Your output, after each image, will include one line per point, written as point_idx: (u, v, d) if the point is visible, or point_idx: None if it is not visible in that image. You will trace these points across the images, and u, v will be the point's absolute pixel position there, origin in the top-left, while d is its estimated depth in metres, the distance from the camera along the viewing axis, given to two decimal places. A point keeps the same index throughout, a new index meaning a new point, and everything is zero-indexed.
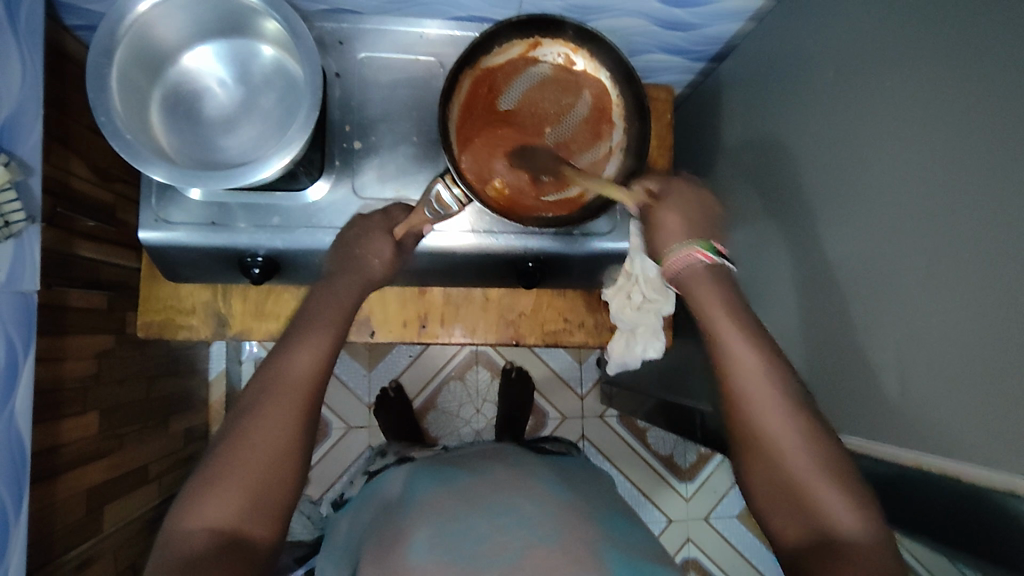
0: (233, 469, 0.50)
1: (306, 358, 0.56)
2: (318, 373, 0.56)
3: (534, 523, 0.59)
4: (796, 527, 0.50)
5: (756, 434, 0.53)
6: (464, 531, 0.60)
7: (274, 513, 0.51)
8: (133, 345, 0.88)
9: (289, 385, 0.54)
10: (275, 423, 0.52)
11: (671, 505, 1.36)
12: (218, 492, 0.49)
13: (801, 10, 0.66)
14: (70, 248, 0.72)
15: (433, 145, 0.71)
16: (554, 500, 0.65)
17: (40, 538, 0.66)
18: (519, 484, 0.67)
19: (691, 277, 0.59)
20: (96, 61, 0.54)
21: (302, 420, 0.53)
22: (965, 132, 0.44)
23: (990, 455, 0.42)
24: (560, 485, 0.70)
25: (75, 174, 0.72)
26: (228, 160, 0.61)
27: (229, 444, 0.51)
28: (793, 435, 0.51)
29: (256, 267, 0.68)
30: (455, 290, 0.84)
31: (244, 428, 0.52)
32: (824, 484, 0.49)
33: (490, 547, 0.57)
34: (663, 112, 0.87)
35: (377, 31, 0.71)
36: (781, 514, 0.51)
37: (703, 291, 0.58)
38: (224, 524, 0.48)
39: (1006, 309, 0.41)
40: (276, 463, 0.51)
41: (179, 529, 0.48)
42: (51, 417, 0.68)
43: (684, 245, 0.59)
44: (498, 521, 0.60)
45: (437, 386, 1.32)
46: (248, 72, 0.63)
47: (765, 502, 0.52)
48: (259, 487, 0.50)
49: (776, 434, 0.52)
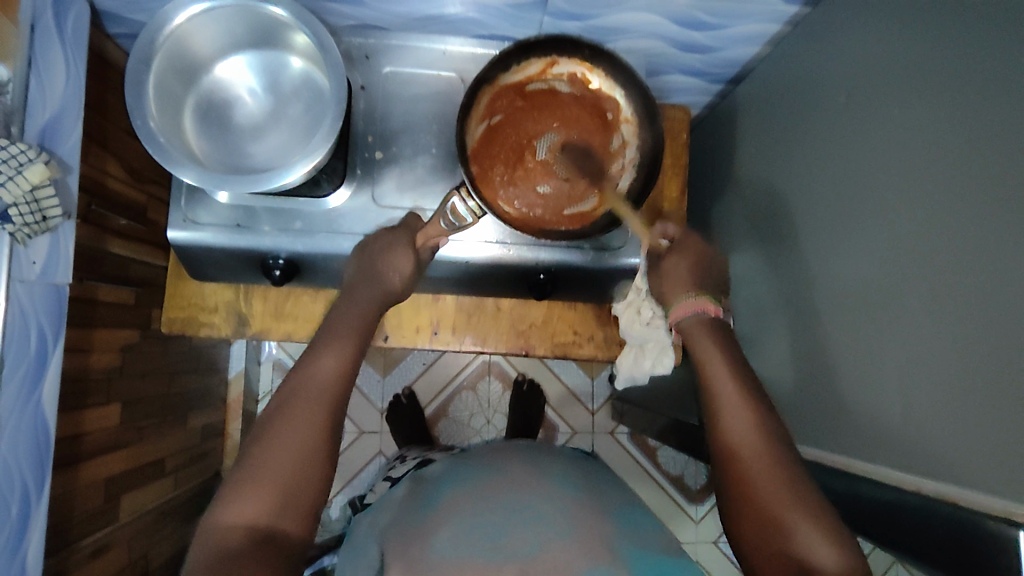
0: (270, 466, 0.51)
1: (332, 364, 0.57)
2: (344, 374, 0.58)
3: (553, 520, 0.59)
4: (751, 516, 0.52)
5: (735, 461, 0.55)
6: (484, 525, 0.59)
7: (307, 511, 0.51)
8: (156, 340, 0.91)
9: (321, 388, 0.56)
10: (307, 421, 0.53)
11: (681, 527, 1.35)
12: (252, 490, 0.49)
13: (815, 36, 0.67)
14: (103, 244, 0.75)
15: (451, 157, 0.73)
16: (570, 497, 0.63)
17: (59, 522, 0.68)
18: (527, 481, 0.65)
19: (691, 325, 0.65)
20: (135, 68, 0.57)
21: (329, 422, 0.55)
22: (979, 161, 0.45)
23: (1000, 482, 0.43)
24: (569, 480, 0.67)
25: (110, 173, 0.75)
26: (256, 165, 0.64)
27: (263, 445, 0.52)
28: (775, 479, 0.52)
29: (277, 269, 0.72)
30: (467, 299, 0.86)
31: (277, 430, 0.53)
32: (795, 515, 0.50)
33: (509, 542, 0.56)
34: (680, 132, 0.88)
35: (402, 47, 0.73)
36: (760, 537, 0.51)
37: (703, 347, 0.63)
38: (260, 521, 0.49)
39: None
40: (309, 464, 0.52)
41: (216, 528, 0.48)
42: (76, 405, 0.71)
43: (697, 297, 0.66)
44: (511, 518, 0.59)
45: (449, 395, 1.33)
46: (278, 83, 0.66)
47: (749, 540, 0.52)
48: (293, 487, 0.51)
49: (749, 455, 0.55)
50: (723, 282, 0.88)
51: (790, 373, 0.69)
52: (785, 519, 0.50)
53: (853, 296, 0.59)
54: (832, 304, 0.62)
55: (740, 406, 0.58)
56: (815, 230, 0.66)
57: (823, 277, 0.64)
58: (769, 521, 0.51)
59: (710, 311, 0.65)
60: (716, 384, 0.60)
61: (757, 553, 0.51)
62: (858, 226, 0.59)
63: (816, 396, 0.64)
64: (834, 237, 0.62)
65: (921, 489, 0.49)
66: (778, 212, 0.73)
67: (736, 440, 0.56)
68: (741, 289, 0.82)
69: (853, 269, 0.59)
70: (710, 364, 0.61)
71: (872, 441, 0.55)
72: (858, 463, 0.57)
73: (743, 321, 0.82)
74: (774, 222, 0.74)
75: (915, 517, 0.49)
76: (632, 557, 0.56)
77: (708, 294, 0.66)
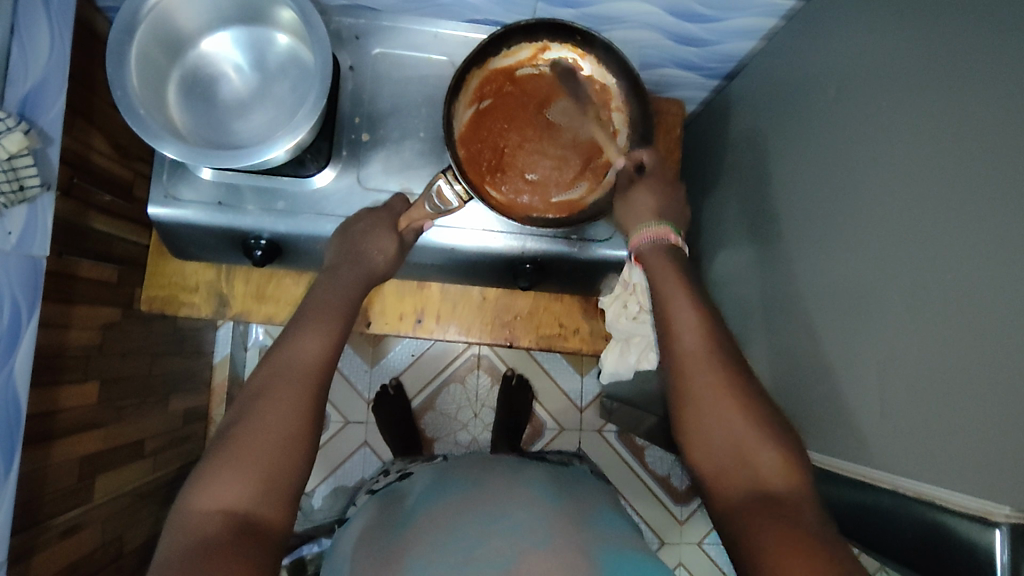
0: (249, 449, 0.49)
1: (316, 344, 0.55)
2: (327, 356, 0.56)
3: (525, 530, 0.55)
4: (711, 450, 0.51)
5: (694, 397, 0.53)
6: (459, 540, 0.55)
7: (288, 496, 0.50)
8: (138, 320, 0.90)
9: (301, 371, 0.54)
10: (289, 404, 0.52)
11: (665, 528, 1.34)
12: (232, 474, 0.48)
13: (810, 29, 0.66)
14: (85, 219, 0.74)
15: (439, 142, 0.72)
16: (547, 508, 0.60)
17: (31, 499, 0.67)
18: (509, 492, 0.63)
19: (650, 252, 0.60)
20: (117, 38, 0.57)
21: (310, 403, 0.53)
22: (965, 154, 0.44)
23: (977, 482, 0.42)
24: (551, 490, 0.65)
25: (95, 148, 0.74)
26: (239, 141, 0.63)
27: (242, 428, 0.50)
28: (739, 413, 0.51)
29: (259, 250, 0.70)
30: (453, 287, 0.85)
31: (258, 411, 0.51)
32: (761, 450, 0.49)
33: (485, 553, 0.53)
34: (673, 126, 0.87)
35: (393, 29, 0.73)
36: (724, 477, 0.50)
37: (659, 268, 0.59)
38: (239, 506, 0.47)
39: (1005, 330, 0.40)
40: (289, 447, 0.51)
41: (191, 513, 0.47)
42: (52, 380, 0.70)
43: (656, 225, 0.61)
44: (488, 528, 0.56)
45: (437, 387, 1.33)
46: (264, 60, 0.65)
47: (710, 476, 0.51)
48: (272, 471, 0.49)
49: (708, 393, 0.52)
50: (712, 280, 0.87)
51: (774, 371, 0.68)
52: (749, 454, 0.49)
53: (836, 292, 0.58)
54: (817, 301, 0.61)
55: (701, 352, 0.54)
56: (802, 226, 0.65)
57: (810, 274, 0.63)
58: (735, 458, 0.50)
59: (670, 240, 0.61)
60: (678, 324, 0.55)
61: (719, 495, 0.50)
62: (845, 222, 0.58)
63: (799, 393, 0.63)
64: (820, 234, 0.61)
65: (896, 487, 0.48)
66: (767, 208, 0.72)
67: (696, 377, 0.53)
68: (729, 287, 0.81)
69: (837, 266, 0.58)
70: (670, 294, 0.57)
71: (854, 440, 0.54)
72: (840, 462, 0.55)
73: (731, 319, 0.81)
74: (763, 218, 0.73)
75: (893, 519, 0.48)
76: (612, 558, 0.54)
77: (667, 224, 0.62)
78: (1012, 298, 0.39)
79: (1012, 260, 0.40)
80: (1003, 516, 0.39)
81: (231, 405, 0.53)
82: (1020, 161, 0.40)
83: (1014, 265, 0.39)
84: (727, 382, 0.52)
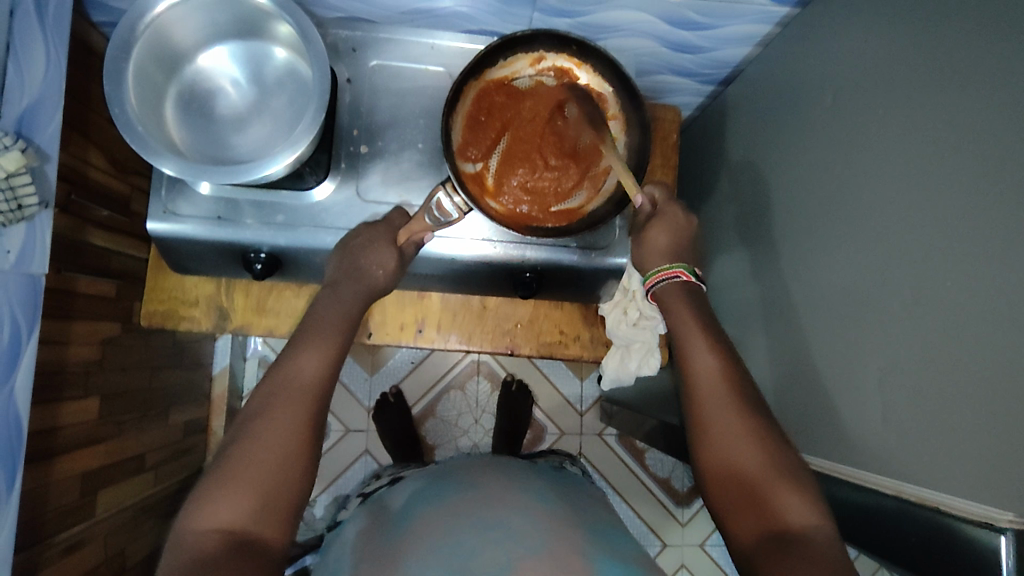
0: (246, 467, 0.49)
1: (315, 363, 0.55)
2: (325, 374, 0.56)
3: (523, 535, 0.55)
4: (728, 484, 0.52)
5: (711, 427, 0.54)
6: (455, 545, 0.55)
7: (286, 511, 0.50)
8: (137, 334, 0.89)
9: (300, 389, 0.54)
10: (286, 422, 0.52)
11: (667, 530, 1.34)
12: (230, 491, 0.48)
13: (804, 36, 0.67)
14: (84, 235, 0.74)
15: (437, 153, 0.73)
16: (546, 512, 0.60)
17: (33, 517, 0.67)
18: (507, 499, 0.63)
19: (667, 293, 0.62)
20: (113, 55, 0.56)
21: (309, 421, 0.53)
22: (961, 163, 0.45)
23: (980, 488, 0.42)
24: (552, 498, 0.65)
25: (92, 164, 0.74)
26: (237, 155, 0.63)
27: (239, 446, 0.50)
28: (754, 446, 0.52)
29: (259, 263, 0.70)
30: (453, 297, 0.86)
31: (256, 430, 0.51)
32: (776, 480, 0.50)
33: (482, 559, 0.53)
34: (670, 132, 0.88)
35: (390, 40, 0.73)
36: (741, 508, 0.50)
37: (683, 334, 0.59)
38: (235, 523, 0.47)
39: (1005, 338, 0.40)
40: (285, 463, 0.50)
41: (189, 532, 0.46)
42: (52, 397, 0.70)
43: (664, 267, 0.62)
44: (485, 534, 0.56)
45: (437, 394, 1.32)
46: (262, 74, 0.65)
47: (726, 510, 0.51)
48: (270, 488, 0.49)
49: (720, 421, 0.54)
50: (711, 284, 0.88)
51: (773, 373, 0.69)
52: (766, 484, 0.50)
53: (836, 297, 0.58)
54: (816, 307, 0.61)
55: (718, 384, 0.56)
56: (799, 232, 0.65)
57: (807, 280, 0.63)
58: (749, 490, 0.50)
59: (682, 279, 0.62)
60: (693, 359, 0.58)
61: (736, 528, 0.50)
62: (843, 228, 0.58)
63: (800, 397, 0.64)
64: (819, 240, 0.62)
65: (900, 493, 0.48)
66: (765, 213, 0.73)
67: (708, 406, 0.55)
68: (728, 291, 0.82)
69: (836, 272, 0.58)
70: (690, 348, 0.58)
71: (855, 445, 0.54)
72: (842, 467, 0.56)
73: (730, 324, 0.81)
74: (761, 223, 0.74)
75: (898, 523, 0.48)
76: (608, 561, 0.54)
77: (680, 264, 0.62)
78: (1010, 304, 0.40)
79: (1010, 268, 0.40)
80: (1007, 521, 0.40)
81: (232, 422, 0.53)
82: (1015, 167, 0.40)
83: (1010, 271, 0.40)
84: (738, 414, 0.54)
